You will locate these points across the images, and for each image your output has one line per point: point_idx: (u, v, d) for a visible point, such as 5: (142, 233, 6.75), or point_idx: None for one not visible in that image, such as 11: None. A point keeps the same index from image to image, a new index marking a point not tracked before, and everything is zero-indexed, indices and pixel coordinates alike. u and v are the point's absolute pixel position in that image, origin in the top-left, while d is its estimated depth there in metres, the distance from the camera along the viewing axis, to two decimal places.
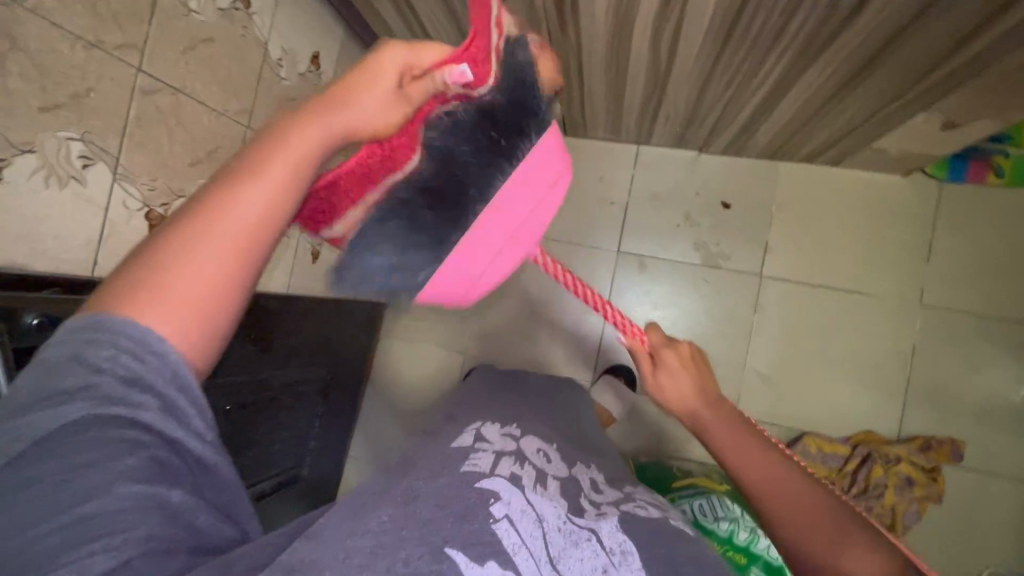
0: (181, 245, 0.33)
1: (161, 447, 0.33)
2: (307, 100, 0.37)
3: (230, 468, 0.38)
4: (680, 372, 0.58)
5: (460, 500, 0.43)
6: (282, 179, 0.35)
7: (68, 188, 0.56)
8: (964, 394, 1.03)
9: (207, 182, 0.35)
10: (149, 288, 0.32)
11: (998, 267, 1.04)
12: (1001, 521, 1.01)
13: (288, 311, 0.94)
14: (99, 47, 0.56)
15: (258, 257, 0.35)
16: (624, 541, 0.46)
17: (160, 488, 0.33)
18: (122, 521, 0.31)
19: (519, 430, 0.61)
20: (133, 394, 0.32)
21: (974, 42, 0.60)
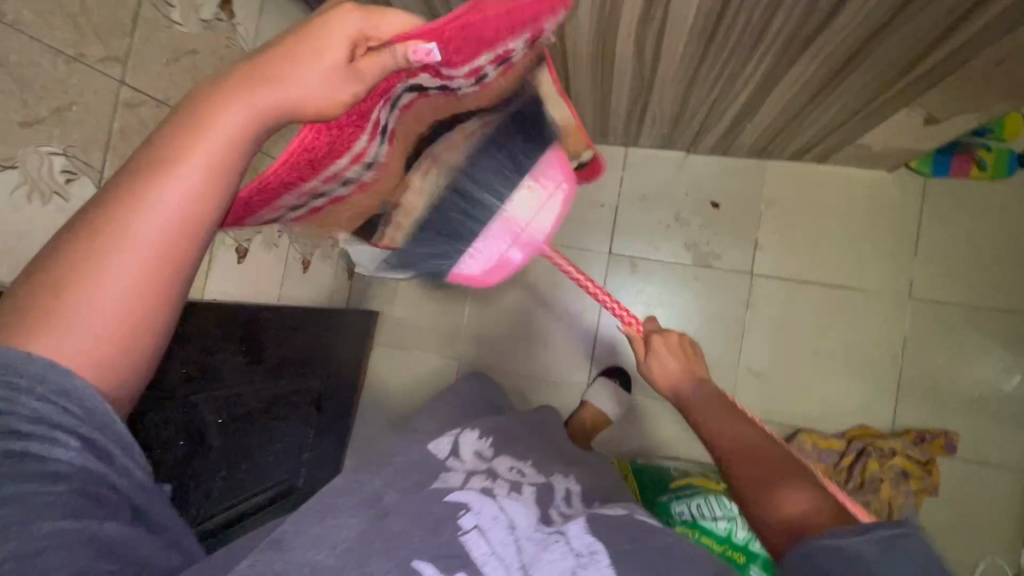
0: (89, 263, 0.30)
1: (86, 481, 0.32)
2: (229, 78, 0.33)
3: (162, 503, 0.38)
4: (666, 356, 0.66)
5: (428, 514, 0.44)
6: (205, 177, 0.32)
7: (52, 204, 0.56)
8: (955, 385, 1.04)
9: (117, 181, 0.31)
10: (55, 308, 0.30)
11: (984, 259, 1.05)
12: (997, 511, 1.01)
13: (280, 322, 0.93)
14: (80, 60, 0.56)
15: (186, 266, 0.33)
16: (591, 541, 0.44)
17: (90, 521, 0.32)
18: (41, 560, 0.30)
19: (491, 451, 0.60)
20: (47, 431, 0.31)
21: (953, 38, 0.61)
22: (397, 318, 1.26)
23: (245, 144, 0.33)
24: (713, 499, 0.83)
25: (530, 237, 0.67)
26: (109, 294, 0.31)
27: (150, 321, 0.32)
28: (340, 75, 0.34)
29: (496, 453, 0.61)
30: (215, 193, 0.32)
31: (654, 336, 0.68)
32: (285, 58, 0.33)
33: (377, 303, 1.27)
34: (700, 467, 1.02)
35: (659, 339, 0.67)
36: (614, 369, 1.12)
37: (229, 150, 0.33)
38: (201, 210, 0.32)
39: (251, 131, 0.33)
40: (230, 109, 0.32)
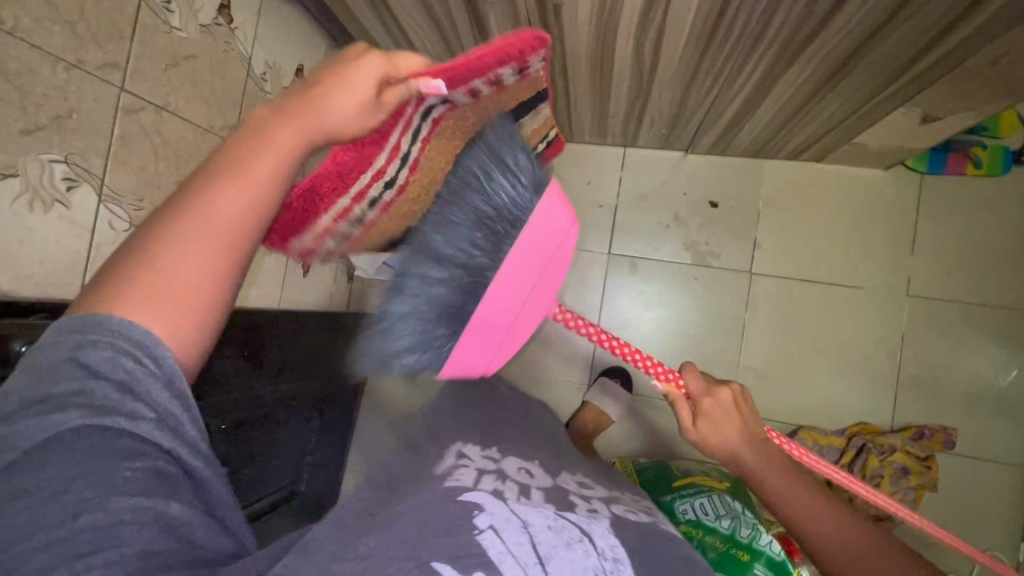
0: (165, 247, 0.35)
1: (160, 456, 0.33)
2: (285, 101, 0.39)
3: (221, 482, 0.38)
4: (725, 424, 0.54)
5: (443, 513, 0.43)
6: (265, 180, 0.37)
7: (52, 212, 0.56)
8: (953, 381, 1.05)
9: (192, 182, 0.36)
10: (137, 285, 0.34)
11: (979, 255, 1.06)
12: (994, 505, 1.02)
13: (280, 327, 0.93)
14: (80, 67, 0.55)
15: (241, 258, 0.37)
16: (615, 546, 0.46)
17: (158, 499, 0.33)
18: (118, 533, 0.31)
19: (499, 452, 0.56)
20: (129, 403, 0.33)
21: (948, 38, 0.62)
22: None
23: (299, 158, 0.38)
24: (716, 498, 0.85)
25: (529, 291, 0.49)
26: (180, 277, 0.35)
27: (212, 305, 0.36)
28: (368, 106, 0.39)
29: (504, 450, 0.57)
30: (273, 193, 0.37)
31: (703, 396, 0.55)
32: (328, 87, 0.38)
33: None
34: (702, 466, 1.02)
35: (708, 397, 0.55)
36: (615, 370, 1.13)
37: (287, 155, 0.38)
38: (259, 206, 0.37)
39: (303, 144, 0.38)
40: (285, 127, 0.38)
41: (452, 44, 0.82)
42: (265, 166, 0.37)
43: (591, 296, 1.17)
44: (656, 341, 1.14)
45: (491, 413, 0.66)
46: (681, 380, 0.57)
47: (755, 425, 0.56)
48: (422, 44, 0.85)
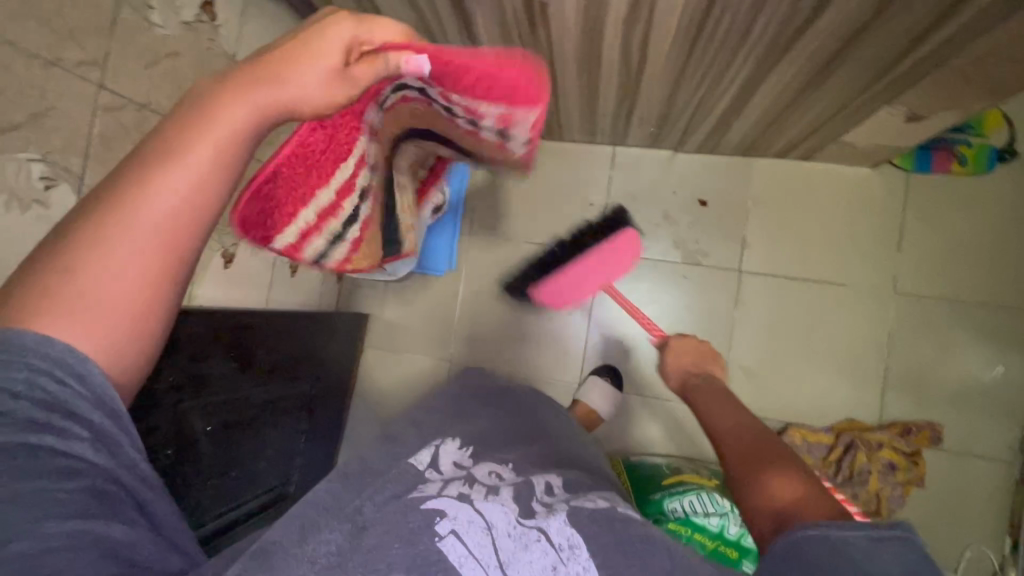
0: (103, 241, 0.39)
1: (97, 475, 0.40)
2: (238, 71, 0.42)
3: (164, 503, 0.46)
4: (695, 376, 0.76)
5: (404, 524, 0.45)
6: (205, 166, 0.41)
7: (31, 212, 0.55)
8: (939, 378, 1.06)
9: (132, 165, 0.40)
10: (80, 278, 0.39)
11: (963, 253, 1.07)
12: (981, 500, 1.03)
13: (268, 328, 0.92)
14: (58, 64, 0.54)
15: (185, 243, 0.42)
16: (572, 534, 0.45)
17: (94, 520, 0.40)
18: (53, 557, 0.37)
19: (472, 460, 0.58)
20: (60, 423, 0.39)
21: (931, 38, 0.62)
22: (388, 320, 1.26)
23: (246, 136, 0.42)
24: (706, 495, 0.85)
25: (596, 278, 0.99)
26: (115, 280, 0.40)
27: (152, 299, 0.41)
28: (335, 76, 0.44)
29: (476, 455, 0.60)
30: (209, 184, 0.41)
31: (697, 379, 0.80)
32: (289, 56, 0.42)
33: (366, 306, 1.27)
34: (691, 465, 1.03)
35: (702, 381, 0.79)
36: (605, 368, 1.13)
37: (225, 143, 0.41)
38: (197, 199, 0.41)
39: (256, 114, 0.42)
40: (231, 104, 0.41)
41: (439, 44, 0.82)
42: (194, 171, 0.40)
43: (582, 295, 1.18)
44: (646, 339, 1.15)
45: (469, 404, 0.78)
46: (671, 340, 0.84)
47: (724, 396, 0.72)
48: None
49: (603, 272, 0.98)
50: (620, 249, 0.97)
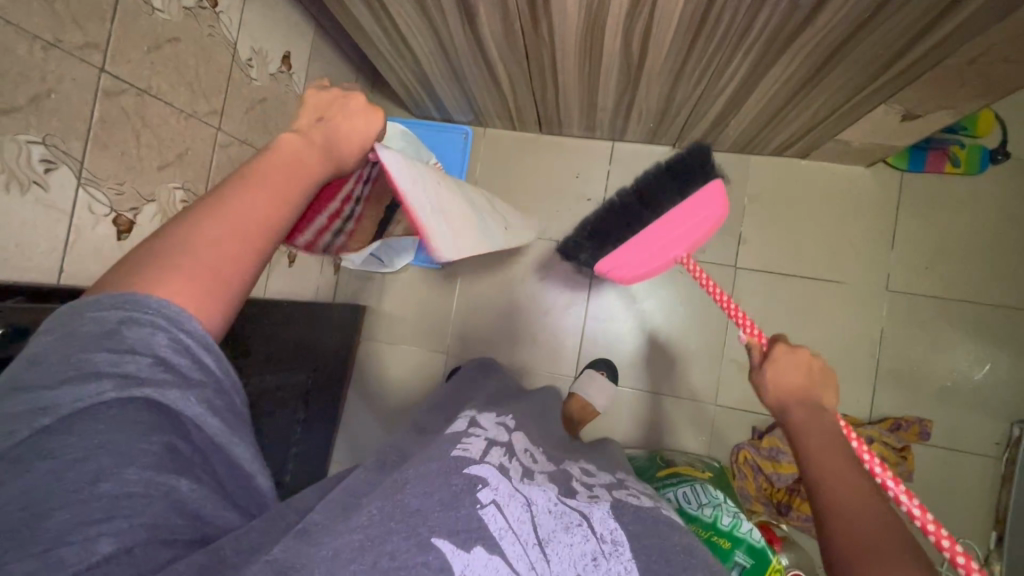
0: (195, 236, 0.39)
1: (173, 434, 0.37)
2: (308, 131, 0.48)
3: (247, 444, 0.41)
4: (787, 366, 0.56)
5: (447, 485, 0.43)
6: (287, 190, 0.44)
7: (30, 194, 0.54)
8: (929, 374, 1.08)
9: (223, 186, 0.42)
10: (170, 267, 0.38)
11: (955, 252, 1.09)
12: (968, 495, 1.05)
13: (266, 317, 0.92)
14: (58, 46, 0.54)
15: (263, 252, 0.42)
16: (614, 529, 0.46)
17: (169, 477, 0.36)
18: (129, 504, 0.34)
19: (513, 423, 0.63)
20: (156, 376, 0.36)
21: (929, 37, 0.63)
22: (385, 312, 1.26)
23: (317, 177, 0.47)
24: (699, 488, 0.85)
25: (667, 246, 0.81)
26: (202, 260, 0.39)
27: (231, 287, 0.40)
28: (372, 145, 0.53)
29: (517, 428, 0.64)
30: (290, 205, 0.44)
31: (778, 344, 0.59)
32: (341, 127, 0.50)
33: (364, 297, 1.27)
34: (686, 458, 1.05)
35: (783, 348, 0.58)
36: (601, 362, 1.13)
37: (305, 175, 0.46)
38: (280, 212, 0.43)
39: (325, 165, 0.48)
40: (307, 152, 0.47)
41: (441, 36, 0.82)
42: (294, 175, 0.45)
43: (579, 290, 1.19)
44: (640, 333, 1.16)
45: (484, 386, 0.84)
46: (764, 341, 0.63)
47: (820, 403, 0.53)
48: (413, 36, 0.85)
49: (674, 237, 0.80)
50: (699, 206, 0.78)
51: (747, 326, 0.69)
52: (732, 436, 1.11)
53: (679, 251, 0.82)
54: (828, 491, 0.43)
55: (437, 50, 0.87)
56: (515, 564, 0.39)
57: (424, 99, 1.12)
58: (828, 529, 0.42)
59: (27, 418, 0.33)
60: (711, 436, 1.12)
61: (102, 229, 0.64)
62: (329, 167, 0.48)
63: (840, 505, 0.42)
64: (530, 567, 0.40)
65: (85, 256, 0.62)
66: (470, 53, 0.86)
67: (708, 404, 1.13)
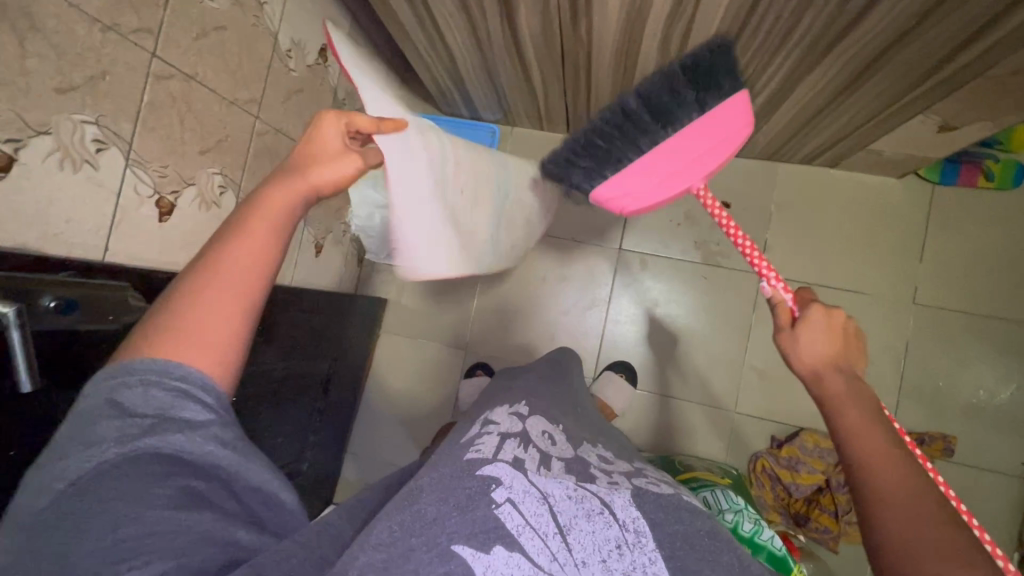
0: (188, 301, 0.39)
1: (189, 475, 0.37)
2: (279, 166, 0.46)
3: (262, 467, 0.41)
4: (824, 334, 0.51)
5: (461, 488, 0.43)
6: (268, 230, 0.42)
7: (81, 172, 0.56)
8: (955, 391, 1.06)
9: (210, 242, 0.42)
10: (168, 335, 0.38)
11: (986, 267, 1.07)
12: (991, 513, 1.03)
13: (292, 304, 0.93)
14: (115, 30, 0.55)
15: (259, 298, 0.41)
16: (637, 518, 0.45)
17: (189, 512, 0.37)
18: (154, 542, 0.35)
19: (526, 410, 0.61)
20: (159, 425, 0.36)
21: (974, 45, 0.62)
22: (405, 305, 1.28)
23: (297, 207, 0.44)
24: (720, 492, 0.84)
25: (670, 171, 0.60)
26: (198, 322, 0.39)
27: (233, 340, 0.40)
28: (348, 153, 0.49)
29: (532, 412, 0.62)
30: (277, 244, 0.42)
31: (813, 304, 0.54)
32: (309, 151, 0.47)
33: (385, 290, 1.28)
34: (703, 464, 1.05)
35: (818, 310, 0.53)
36: (619, 364, 1.13)
37: (283, 209, 0.43)
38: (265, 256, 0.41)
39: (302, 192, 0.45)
40: (282, 186, 0.44)
41: (478, 32, 0.83)
42: (272, 212, 0.43)
43: (600, 290, 1.19)
44: (660, 337, 1.16)
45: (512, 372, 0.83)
46: (792, 294, 0.56)
47: (856, 375, 0.50)
48: (449, 32, 0.85)
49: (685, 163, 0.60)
50: (725, 120, 0.58)
51: (774, 280, 0.58)
52: (750, 445, 1.11)
53: (694, 177, 0.62)
54: (880, 479, 0.42)
55: (472, 46, 0.88)
56: (536, 558, 0.40)
57: (454, 95, 1.13)
58: (877, 519, 0.41)
59: (45, 485, 0.34)
60: (728, 443, 1.11)
61: (145, 210, 0.65)
62: (310, 193, 0.45)
63: (894, 496, 0.41)
64: (551, 559, 0.40)
65: (129, 236, 0.63)
66: (506, 51, 0.87)
67: (727, 411, 1.12)
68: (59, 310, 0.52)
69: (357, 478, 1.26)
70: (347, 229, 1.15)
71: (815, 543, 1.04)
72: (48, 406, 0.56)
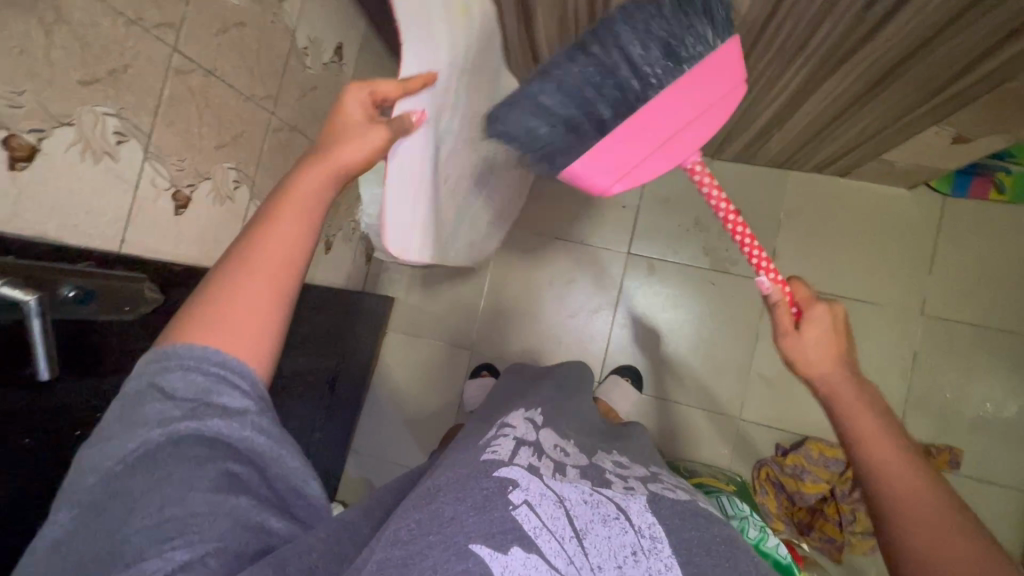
0: (227, 287, 0.40)
1: (228, 459, 0.39)
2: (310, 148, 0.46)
3: (292, 456, 0.42)
4: (824, 333, 0.54)
5: (478, 489, 0.43)
6: (301, 214, 0.42)
7: (101, 163, 0.56)
8: (962, 402, 1.06)
9: (247, 227, 0.42)
10: (208, 321, 0.39)
11: (996, 280, 1.07)
12: (997, 527, 1.03)
13: (301, 299, 0.93)
14: (138, 24, 0.55)
15: (294, 282, 0.42)
16: (653, 524, 0.46)
17: (228, 496, 0.39)
18: (196, 522, 0.37)
19: (541, 417, 0.61)
20: (200, 410, 0.38)
21: (993, 58, 0.63)
22: (412, 305, 1.28)
23: (328, 190, 0.44)
24: (725, 499, 0.84)
25: (659, 140, 0.57)
26: (236, 308, 0.40)
27: (271, 326, 0.41)
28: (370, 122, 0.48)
29: (545, 421, 0.62)
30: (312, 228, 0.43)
31: (817, 303, 0.55)
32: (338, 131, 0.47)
33: (392, 289, 1.28)
34: (708, 470, 1.05)
35: (821, 308, 0.55)
36: (626, 368, 1.13)
37: (317, 192, 0.43)
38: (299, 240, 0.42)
39: (333, 173, 0.44)
40: (313, 168, 0.44)
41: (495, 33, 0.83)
42: (298, 201, 0.43)
43: (608, 294, 1.19)
44: (667, 342, 1.16)
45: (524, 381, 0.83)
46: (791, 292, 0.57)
47: (856, 369, 0.53)
48: None
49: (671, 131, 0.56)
50: (711, 81, 0.55)
51: (771, 274, 0.58)
52: (754, 452, 1.11)
53: (688, 150, 0.59)
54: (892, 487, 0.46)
55: None
56: (553, 561, 0.40)
57: None
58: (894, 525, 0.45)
59: (95, 463, 0.37)
60: (733, 450, 1.11)
61: (162, 203, 0.65)
62: (342, 174, 0.45)
63: (906, 500, 0.45)
64: (568, 562, 0.40)
65: (144, 229, 0.64)
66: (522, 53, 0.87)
67: (731, 418, 1.12)
68: (77, 299, 0.52)
69: (359, 477, 1.26)
70: (357, 227, 1.15)
71: (818, 552, 1.05)
72: (63, 395, 0.56)
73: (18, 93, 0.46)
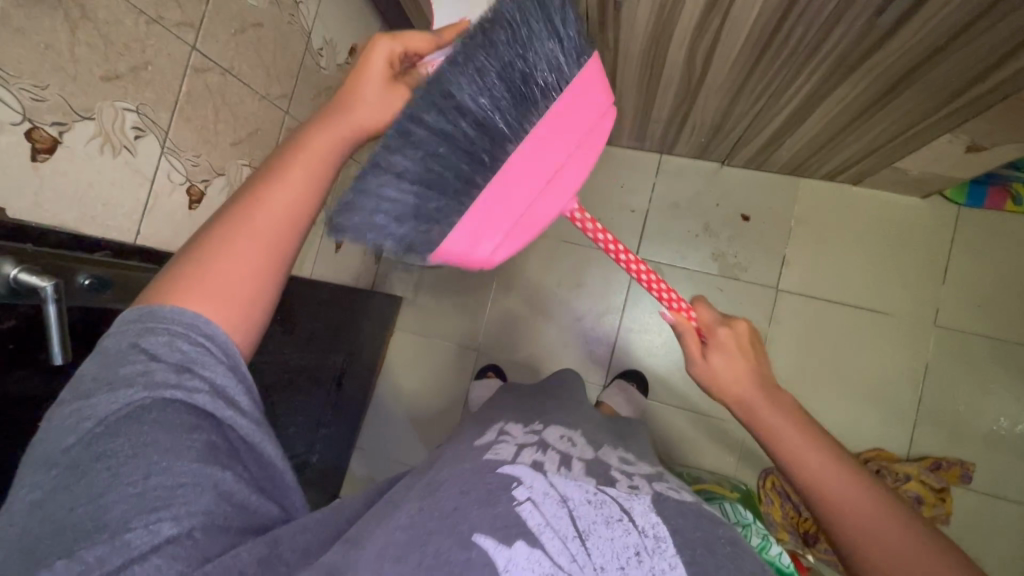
0: (218, 250, 0.40)
1: (213, 431, 0.39)
2: (318, 111, 0.45)
3: (272, 441, 0.42)
4: (737, 355, 0.53)
5: (482, 483, 0.44)
6: (299, 182, 0.42)
7: (119, 156, 0.58)
8: (975, 416, 1.04)
9: (243, 190, 0.42)
10: (197, 282, 0.40)
11: (1013, 291, 1.05)
12: (1010, 545, 1.00)
13: (310, 296, 0.95)
14: (159, 23, 0.57)
15: (289, 251, 0.43)
16: (656, 524, 0.45)
17: (213, 468, 0.38)
18: (183, 492, 0.36)
19: (540, 425, 0.61)
20: (186, 378, 0.38)
21: (1008, 64, 0.62)
22: (420, 304, 1.29)
23: (332, 162, 0.44)
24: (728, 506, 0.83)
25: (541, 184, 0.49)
26: (226, 271, 0.40)
27: (260, 294, 0.41)
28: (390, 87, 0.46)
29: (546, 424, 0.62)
30: (310, 198, 0.43)
31: (716, 326, 0.56)
32: (351, 95, 0.45)
33: (400, 289, 1.29)
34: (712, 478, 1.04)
35: (728, 331, 0.55)
36: (631, 373, 1.13)
37: (320, 161, 0.43)
38: (296, 207, 0.42)
39: (339, 142, 0.44)
40: (319, 137, 0.44)
41: None
42: (295, 181, 0.42)
43: (615, 298, 1.18)
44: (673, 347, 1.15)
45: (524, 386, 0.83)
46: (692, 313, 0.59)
47: (773, 380, 0.53)
48: None
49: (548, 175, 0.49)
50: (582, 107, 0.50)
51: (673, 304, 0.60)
52: (760, 460, 1.10)
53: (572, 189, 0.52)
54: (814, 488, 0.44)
55: None
56: (556, 558, 0.40)
57: None
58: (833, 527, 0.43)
59: (76, 422, 0.36)
60: (738, 458, 1.10)
61: (176, 197, 0.67)
62: (348, 143, 0.45)
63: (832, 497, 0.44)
64: (571, 560, 0.40)
65: (160, 221, 0.66)
66: None
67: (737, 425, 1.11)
68: (93, 288, 0.56)
69: (365, 474, 1.27)
70: None
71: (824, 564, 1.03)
72: None
73: (42, 88, 0.48)
